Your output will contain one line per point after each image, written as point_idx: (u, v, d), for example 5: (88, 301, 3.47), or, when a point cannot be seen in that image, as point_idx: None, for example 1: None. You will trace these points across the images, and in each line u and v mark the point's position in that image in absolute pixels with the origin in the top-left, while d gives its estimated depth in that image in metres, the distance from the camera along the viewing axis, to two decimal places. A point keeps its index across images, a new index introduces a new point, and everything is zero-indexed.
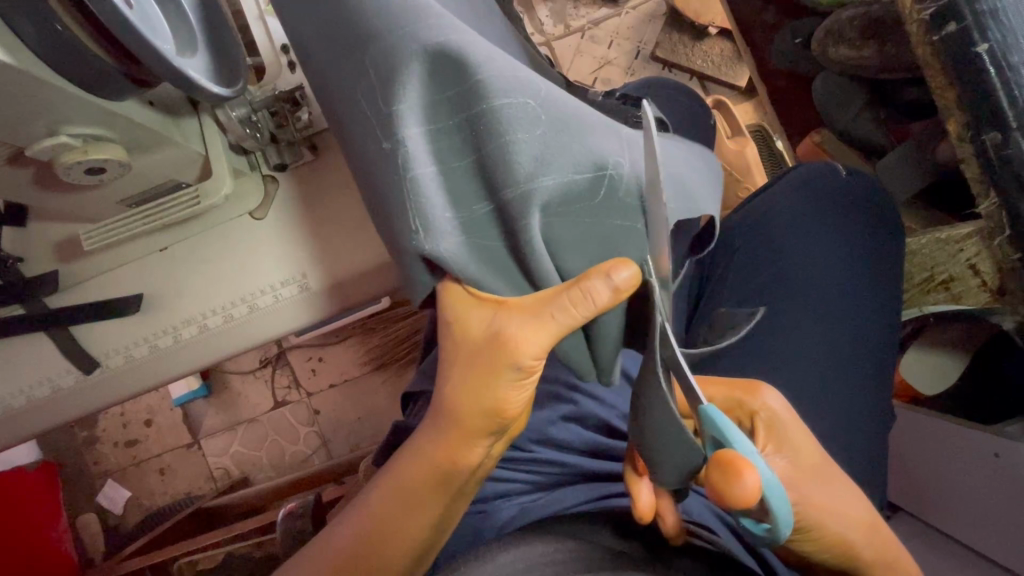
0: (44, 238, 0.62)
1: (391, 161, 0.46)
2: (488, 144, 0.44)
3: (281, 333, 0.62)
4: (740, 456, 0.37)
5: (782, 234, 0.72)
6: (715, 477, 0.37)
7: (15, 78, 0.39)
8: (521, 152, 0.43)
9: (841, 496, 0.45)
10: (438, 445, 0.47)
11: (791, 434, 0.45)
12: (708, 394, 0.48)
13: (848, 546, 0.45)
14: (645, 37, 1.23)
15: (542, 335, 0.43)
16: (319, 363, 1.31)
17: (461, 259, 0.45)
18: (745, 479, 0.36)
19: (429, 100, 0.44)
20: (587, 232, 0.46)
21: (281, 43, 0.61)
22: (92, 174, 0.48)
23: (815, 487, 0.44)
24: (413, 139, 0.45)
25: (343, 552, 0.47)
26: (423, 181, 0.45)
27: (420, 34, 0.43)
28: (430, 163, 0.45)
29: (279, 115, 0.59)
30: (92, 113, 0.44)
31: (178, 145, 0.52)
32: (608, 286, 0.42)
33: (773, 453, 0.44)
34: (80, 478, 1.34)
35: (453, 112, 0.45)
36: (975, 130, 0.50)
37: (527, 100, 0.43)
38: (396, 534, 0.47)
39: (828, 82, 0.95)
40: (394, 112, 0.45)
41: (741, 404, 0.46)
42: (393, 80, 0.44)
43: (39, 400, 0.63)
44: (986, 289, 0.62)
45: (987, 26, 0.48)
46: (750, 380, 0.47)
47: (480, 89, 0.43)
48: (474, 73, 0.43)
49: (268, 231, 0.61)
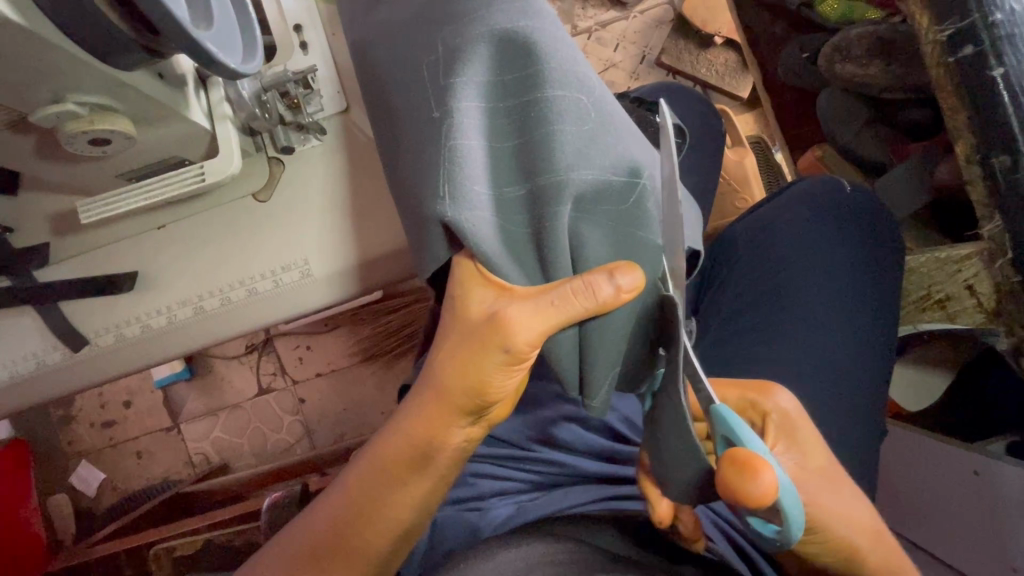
0: (37, 208, 0.60)
1: (437, 128, 0.45)
2: (534, 129, 0.44)
3: (278, 319, 0.61)
4: (756, 455, 0.37)
5: (781, 245, 0.73)
6: (730, 476, 0.37)
7: (24, 40, 0.37)
8: (563, 142, 0.43)
9: (856, 505, 0.45)
10: (417, 420, 0.46)
11: (803, 432, 0.45)
12: (722, 393, 0.48)
13: (871, 552, 0.45)
14: (651, 43, 1.23)
15: (539, 320, 0.42)
16: (306, 352, 1.29)
17: (481, 235, 0.43)
18: (760, 479, 0.36)
19: (489, 78, 0.45)
20: (612, 240, 0.46)
21: (293, 22, 0.60)
22: (95, 145, 0.46)
23: (826, 493, 0.43)
24: (462, 109, 0.45)
25: (318, 534, 0.46)
26: (464, 149, 0.44)
27: (497, 18, 0.45)
28: (475, 134, 0.44)
29: (290, 96, 0.57)
30: (103, 83, 0.42)
31: (186, 120, 0.50)
32: (611, 282, 0.42)
33: (783, 452, 0.44)
34: (53, 458, 1.30)
35: (508, 93, 0.45)
36: (984, 152, 0.51)
37: (580, 96, 0.44)
38: (373, 520, 0.46)
39: (834, 99, 0.96)
40: (452, 84, 0.45)
41: (754, 404, 0.46)
42: (460, 53, 0.45)
43: (21, 376, 0.61)
44: (982, 311, 0.63)
45: (1003, 50, 0.48)
46: (763, 381, 0.47)
47: (539, 75, 0.44)
48: (538, 60, 0.44)
49: (272, 215, 0.60)
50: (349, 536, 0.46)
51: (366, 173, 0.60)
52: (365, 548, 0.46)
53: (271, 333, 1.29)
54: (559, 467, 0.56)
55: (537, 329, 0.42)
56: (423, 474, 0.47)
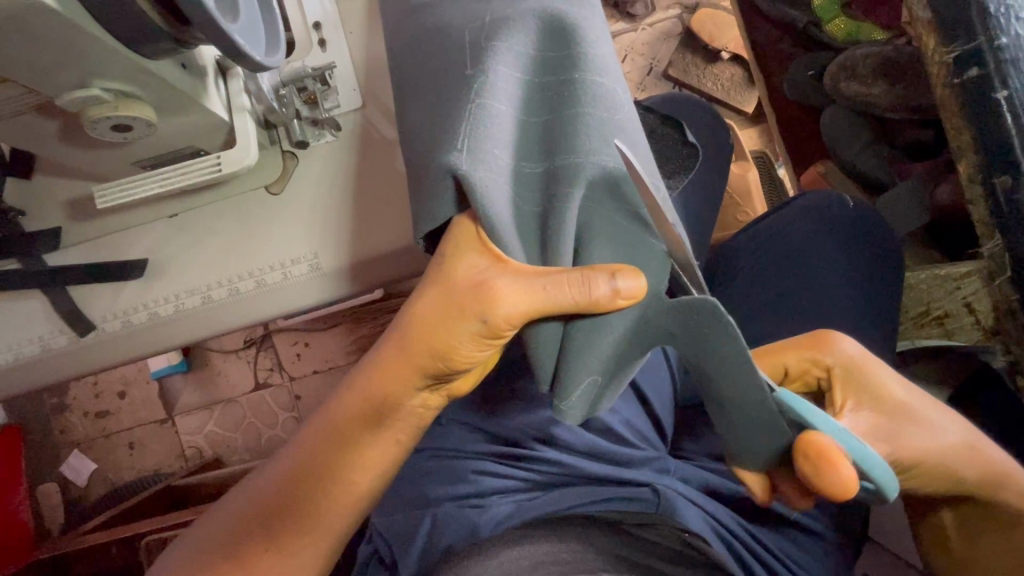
0: (52, 193, 0.61)
1: (466, 88, 0.46)
2: (562, 108, 0.46)
3: (284, 312, 0.61)
4: (828, 444, 0.40)
5: (780, 260, 0.75)
6: (812, 472, 0.40)
7: (62, 26, 0.38)
8: (588, 125, 0.44)
9: (942, 432, 0.49)
10: (382, 372, 0.48)
11: (871, 376, 0.50)
12: (784, 357, 0.52)
13: (970, 475, 0.49)
14: (659, 55, 1.25)
15: (525, 300, 0.42)
16: (304, 349, 1.29)
17: (493, 198, 0.43)
18: (839, 465, 0.39)
19: (529, 53, 0.47)
20: (620, 240, 0.45)
21: (313, 20, 0.61)
22: (116, 131, 0.47)
23: (908, 430, 0.48)
24: (497, 73, 0.46)
25: (286, 468, 0.50)
26: (491, 110, 0.45)
27: (550, 2, 0.48)
28: (504, 100, 0.46)
29: (308, 91, 0.58)
30: (128, 71, 0.43)
31: (207, 111, 0.51)
32: (610, 283, 0.41)
33: (858, 399, 0.49)
34: (44, 446, 1.30)
35: (544, 72, 0.47)
36: (986, 172, 0.52)
37: (613, 88, 0.46)
38: (339, 480, 0.49)
39: (836, 116, 0.97)
40: (492, 49, 0.47)
41: (816, 360, 0.51)
42: (508, 24, 0.47)
43: (25, 359, 0.61)
44: (981, 328, 0.65)
45: (1008, 73, 0.50)
46: (817, 337, 0.51)
47: (580, 60, 0.46)
48: (580, 46, 0.46)
49: (282, 207, 0.60)
50: (312, 492, 0.49)
51: (377, 170, 0.60)
52: (331, 507, 0.49)
53: (269, 328, 1.29)
54: (560, 467, 0.56)
55: (521, 308, 0.42)
56: (374, 432, 0.49)
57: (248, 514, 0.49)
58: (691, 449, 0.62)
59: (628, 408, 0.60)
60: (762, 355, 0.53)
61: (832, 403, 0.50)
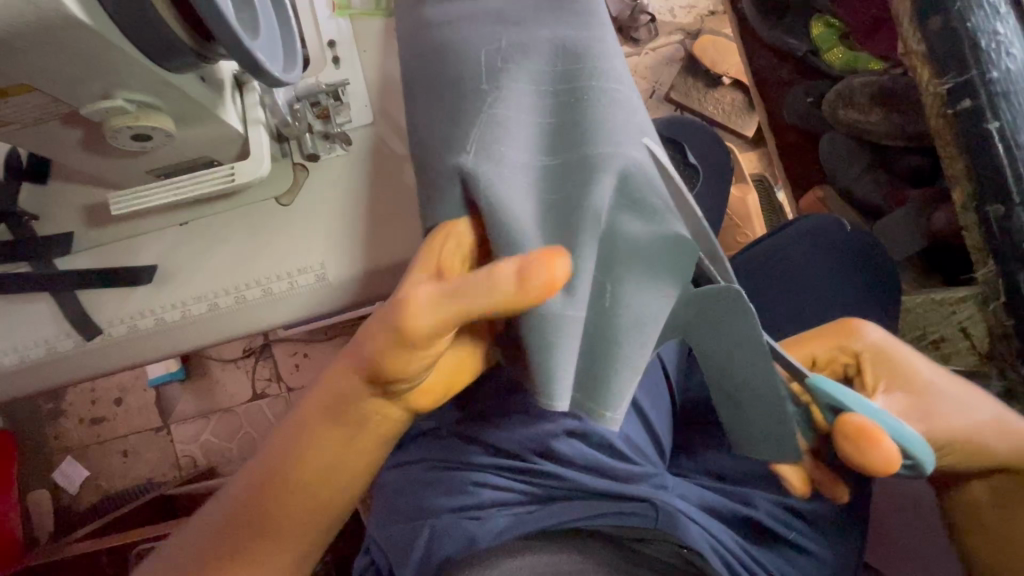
0: (66, 199, 0.62)
1: (480, 102, 0.48)
2: (578, 112, 0.46)
3: (289, 321, 0.62)
4: (870, 423, 0.42)
5: (779, 282, 0.76)
6: (852, 448, 0.42)
7: (91, 39, 0.39)
8: (605, 126, 0.44)
9: (974, 408, 0.50)
10: (326, 384, 0.43)
11: (897, 360, 0.52)
12: (811, 347, 0.55)
13: (998, 447, 0.49)
14: (662, 79, 1.27)
15: (434, 305, 0.36)
16: (303, 360, 1.30)
17: (509, 200, 0.43)
18: (881, 444, 0.41)
19: (542, 68, 0.49)
20: (653, 244, 0.43)
21: (328, 38, 0.63)
22: (137, 141, 0.48)
23: (938, 405, 0.50)
24: (513, 88, 0.48)
25: (241, 489, 0.46)
26: (505, 118, 0.46)
27: (562, 26, 0.50)
28: (519, 111, 0.47)
29: (321, 106, 0.61)
30: (152, 83, 0.45)
31: (223, 122, 0.52)
32: (515, 271, 0.34)
33: (887, 382, 0.51)
34: (37, 452, 1.29)
35: (558, 83, 0.48)
36: (979, 201, 0.53)
37: (624, 93, 0.46)
38: (299, 502, 0.45)
39: (835, 142, 1.01)
40: (506, 67, 0.49)
41: (844, 347, 0.54)
42: (522, 46, 0.50)
43: (29, 361, 0.62)
44: (975, 353, 0.64)
45: (999, 106, 0.51)
46: (844, 324, 0.55)
47: (594, 69, 0.47)
48: (591, 61, 0.48)
49: (291, 219, 0.62)
50: (295, 509, 0.45)
51: (387, 183, 0.62)
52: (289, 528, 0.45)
53: (269, 338, 1.29)
54: (560, 481, 0.56)
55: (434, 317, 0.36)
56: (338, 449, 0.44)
57: (215, 528, 0.46)
58: (688, 467, 0.62)
59: (628, 424, 0.60)
60: (792, 344, 0.55)
61: (864, 385, 0.52)
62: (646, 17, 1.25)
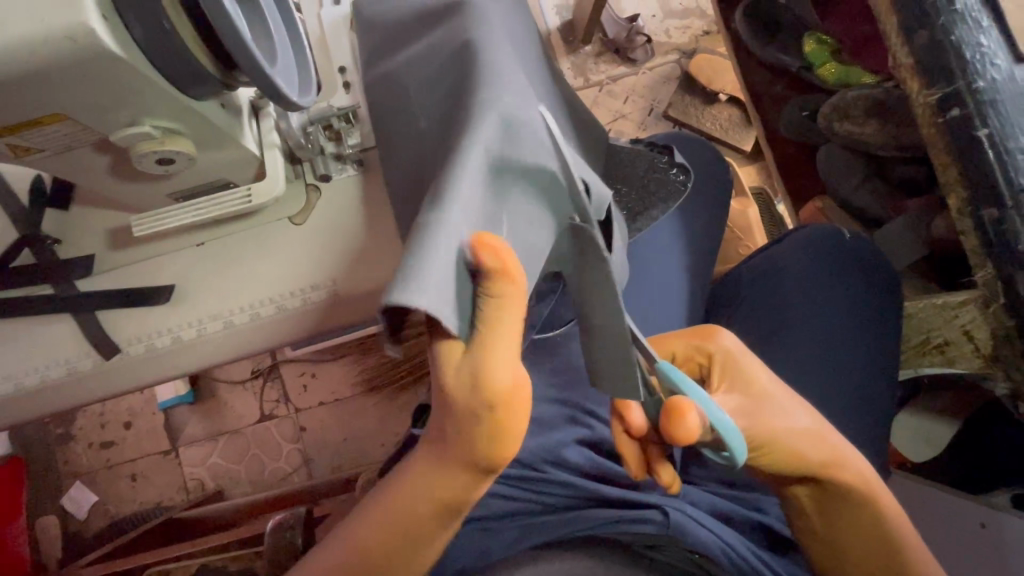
0: (88, 223, 0.65)
1: (402, 117, 0.62)
2: (469, 70, 0.54)
3: (303, 335, 0.64)
4: (685, 401, 0.42)
5: (782, 291, 0.77)
6: (666, 423, 0.42)
7: (124, 71, 0.42)
8: (491, 79, 0.51)
9: (793, 416, 0.50)
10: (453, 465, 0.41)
11: (745, 366, 0.51)
12: (671, 343, 0.54)
13: (812, 457, 0.49)
14: (659, 97, 1.31)
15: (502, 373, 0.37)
16: (311, 380, 1.31)
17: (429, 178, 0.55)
18: (686, 419, 0.41)
19: (435, 50, 0.60)
20: (512, 166, 0.44)
21: (339, 64, 0.66)
22: (161, 165, 0.51)
23: (769, 410, 0.49)
24: (410, 88, 0.61)
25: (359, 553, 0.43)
26: (409, 110, 0.60)
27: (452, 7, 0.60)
28: (425, 102, 0.59)
29: (333, 129, 0.63)
30: (177, 110, 0.47)
31: (241, 146, 0.55)
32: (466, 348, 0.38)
33: (726, 386, 0.51)
34: (46, 478, 1.29)
35: (449, 56, 0.58)
36: (974, 206, 0.54)
37: (499, 51, 0.55)
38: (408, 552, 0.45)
39: (832, 156, 1.02)
40: (398, 67, 0.63)
41: (700, 347, 0.53)
42: (412, 42, 0.63)
43: (48, 381, 0.63)
44: (980, 356, 0.64)
45: (987, 114, 0.52)
46: (705, 326, 0.54)
47: (475, 36, 0.56)
48: (476, 29, 0.57)
49: (303, 236, 0.64)
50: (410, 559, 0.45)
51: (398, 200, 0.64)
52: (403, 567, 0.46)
53: (278, 359, 1.31)
54: (569, 489, 0.56)
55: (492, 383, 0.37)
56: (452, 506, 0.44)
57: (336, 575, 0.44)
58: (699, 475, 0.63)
59: None
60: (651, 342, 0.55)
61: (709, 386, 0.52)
62: (643, 37, 1.28)
